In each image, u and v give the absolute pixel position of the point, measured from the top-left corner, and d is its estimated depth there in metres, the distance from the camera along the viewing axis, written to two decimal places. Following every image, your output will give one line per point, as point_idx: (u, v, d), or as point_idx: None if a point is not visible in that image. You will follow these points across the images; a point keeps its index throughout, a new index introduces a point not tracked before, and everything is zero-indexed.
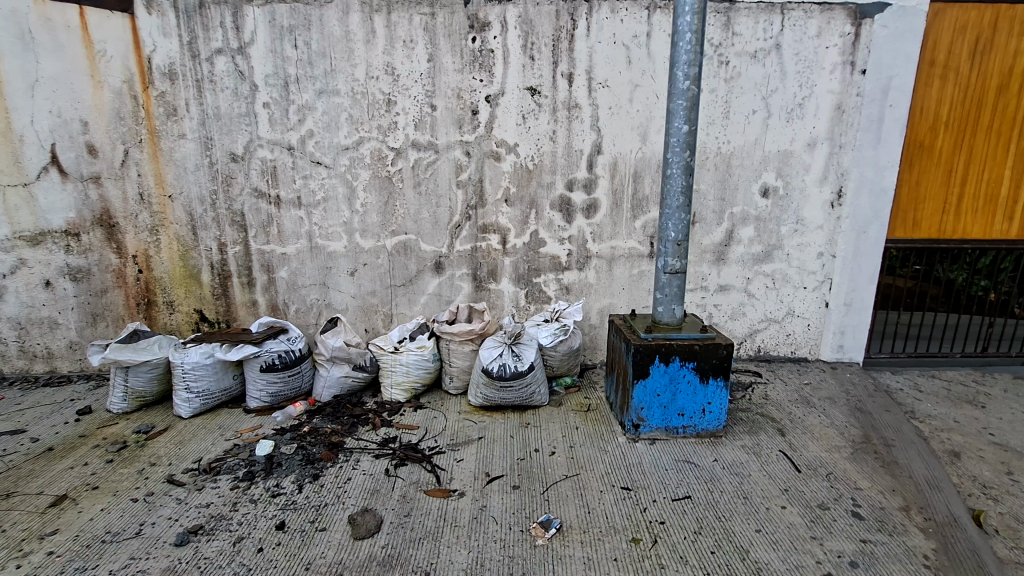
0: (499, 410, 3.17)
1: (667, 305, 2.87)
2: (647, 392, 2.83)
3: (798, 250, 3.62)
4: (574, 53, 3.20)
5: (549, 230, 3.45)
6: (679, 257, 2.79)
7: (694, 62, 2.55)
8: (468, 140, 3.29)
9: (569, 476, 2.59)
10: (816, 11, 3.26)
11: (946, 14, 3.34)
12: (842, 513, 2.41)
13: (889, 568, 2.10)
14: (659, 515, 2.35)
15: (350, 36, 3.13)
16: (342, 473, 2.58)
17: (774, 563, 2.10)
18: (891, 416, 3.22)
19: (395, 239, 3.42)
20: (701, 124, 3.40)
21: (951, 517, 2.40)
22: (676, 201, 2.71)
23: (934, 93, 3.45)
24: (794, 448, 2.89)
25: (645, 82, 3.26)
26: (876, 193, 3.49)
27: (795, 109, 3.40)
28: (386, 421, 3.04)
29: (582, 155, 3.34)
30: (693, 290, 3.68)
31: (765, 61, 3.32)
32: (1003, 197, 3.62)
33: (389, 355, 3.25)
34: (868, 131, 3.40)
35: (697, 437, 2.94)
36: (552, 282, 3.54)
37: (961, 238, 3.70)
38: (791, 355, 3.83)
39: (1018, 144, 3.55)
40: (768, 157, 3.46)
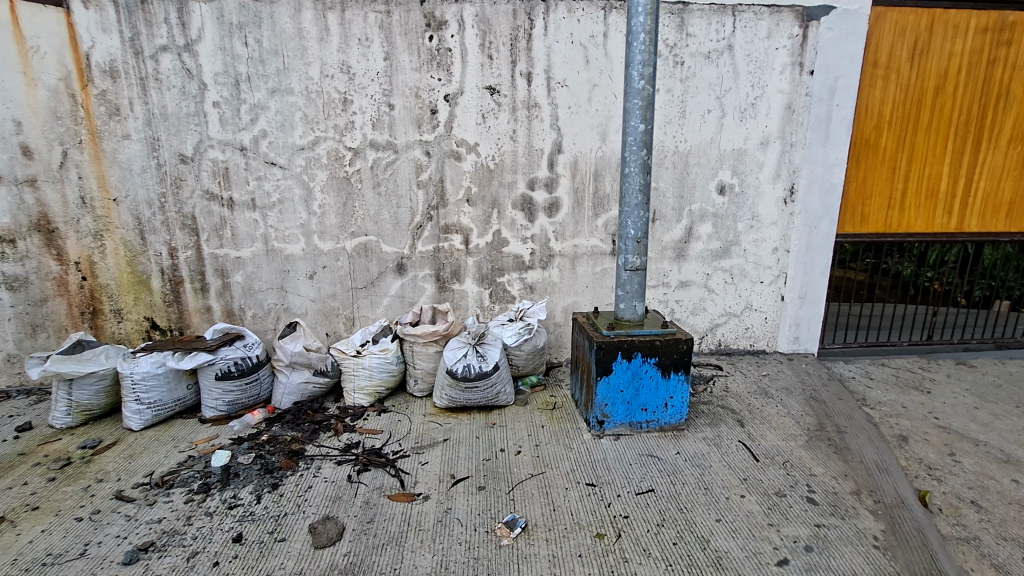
0: (465, 411, 3.15)
1: (628, 302, 2.90)
2: (611, 388, 2.86)
3: (754, 245, 3.72)
4: (532, 52, 3.21)
5: (511, 229, 3.45)
6: (639, 254, 2.82)
7: (649, 62, 2.58)
8: (427, 139, 3.26)
9: (534, 475, 2.60)
10: (766, 13, 3.36)
11: (887, 18, 3.48)
12: (797, 499, 2.49)
13: (841, 550, 2.18)
14: (623, 509, 2.38)
15: (303, 34, 3.06)
16: (303, 481, 2.52)
17: (734, 551, 2.15)
18: (844, 404, 3.35)
19: (354, 240, 3.36)
20: (659, 123, 3.46)
21: (899, 499, 2.51)
22: (635, 199, 2.75)
23: (877, 93, 3.60)
24: (753, 438, 2.97)
25: (603, 81, 3.29)
26: (826, 189, 3.62)
27: (748, 109, 3.49)
28: (349, 427, 2.98)
29: (542, 154, 3.36)
30: (655, 287, 3.73)
31: (718, 61, 3.40)
32: (943, 192, 3.81)
33: (351, 359, 3.19)
34: (817, 130, 3.53)
35: (660, 431, 2.99)
36: (516, 281, 3.54)
37: (905, 231, 3.87)
38: (750, 348, 3.94)
39: (954, 142, 3.74)
40: (724, 155, 3.54)
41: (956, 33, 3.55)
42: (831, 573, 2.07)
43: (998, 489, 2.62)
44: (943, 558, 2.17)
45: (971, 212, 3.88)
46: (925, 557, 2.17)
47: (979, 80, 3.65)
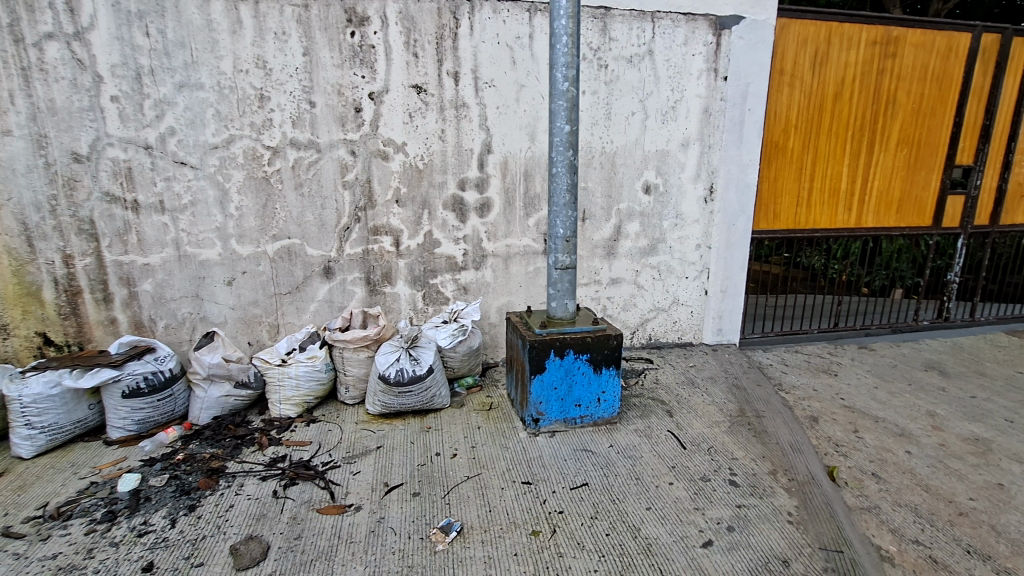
0: (399, 416, 3.09)
1: (560, 300, 2.94)
2: (545, 386, 2.89)
3: (679, 242, 3.89)
4: (458, 51, 3.19)
5: (442, 230, 3.41)
6: (568, 253, 2.87)
7: (572, 64, 2.63)
8: (352, 139, 3.16)
9: (470, 477, 2.58)
10: (682, 20, 3.52)
11: (791, 29, 3.75)
12: (721, 482, 2.62)
13: (760, 528, 2.32)
14: (558, 505, 2.41)
15: (212, 25, 2.88)
16: (223, 501, 2.37)
17: (662, 537, 2.24)
18: (762, 390, 3.56)
19: (277, 243, 3.20)
20: (585, 124, 3.53)
21: (810, 475, 2.70)
22: (563, 199, 2.79)
23: (783, 99, 3.86)
24: (681, 427, 3.10)
25: (530, 82, 3.33)
26: (742, 188, 3.84)
27: (669, 112, 3.64)
28: (275, 440, 2.84)
29: (471, 154, 3.35)
30: (587, 285, 3.81)
31: (639, 65, 3.52)
32: (843, 191, 4.15)
33: (276, 369, 3.04)
34: (732, 133, 3.73)
35: (594, 425, 3.06)
36: (449, 282, 3.51)
37: (812, 227, 4.18)
38: (678, 340, 4.11)
39: (852, 145, 4.07)
40: (648, 156, 3.68)
41: (851, 45, 3.87)
42: (751, 549, 2.19)
43: (894, 461, 2.88)
44: (848, 527, 2.36)
45: (868, 209, 4.24)
46: (832, 527, 2.35)
47: (871, 88, 4.00)
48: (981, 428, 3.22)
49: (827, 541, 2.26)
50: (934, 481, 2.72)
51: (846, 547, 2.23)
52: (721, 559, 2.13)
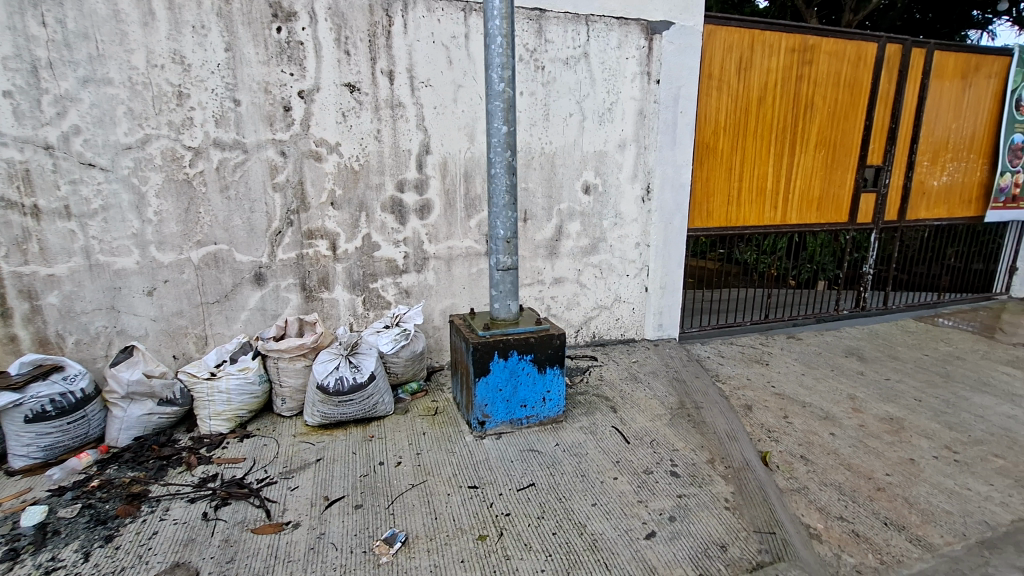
0: (340, 426, 2.98)
1: (502, 302, 2.93)
2: (489, 388, 2.87)
3: (619, 241, 3.97)
4: (392, 50, 3.12)
5: (381, 232, 3.33)
6: (509, 254, 2.86)
7: (507, 65, 2.63)
8: (281, 139, 3.03)
9: (415, 485, 2.53)
10: (615, 24, 3.60)
11: (717, 35, 3.91)
12: (662, 474, 2.70)
13: (699, 516, 2.40)
14: (505, 507, 2.40)
15: (120, 17, 2.67)
16: (145, 528, 2.19)
17: (607, 532, 2.27)
18: (701, 381, 3.70)
19: (202, 250, 3.01)
20: (524, 125, 3.54)
21: (745, 462, 2.82)
22: (502, 200, 2.78)
23: (712, 102, 4.03)
24: (624, 421, 3.17)
25: (468, 82, 3.31)
26: (677, 188, 3.97)
27: (605, 113, 3.71)
28: (204, 458, 2.67)
29: (409, 155, 3.28)
30: (531, 285, 3.82)
31: (575, 68, 3.57)
32: (769, 190, 4.38)
33: (204, 383, 2.87)
34: (666, 134, 3.85)
35: (540, 425, 3.08)
36: (390, 286, 3.43)
37: (742, 225, 4.39)
38: (621, 337, 4.20)
39: (775, 146, 4.31)
40: (586, 156, 3.74)
41: (772, 52, 4.09)
42: (692, 537, 2.27)
43: (820, 443, 3.06)
44: (780, 509, 2.48)
45: (792, 207, 4.51)
46: (765, 510, 2.46)
47: (791, 93, 4.24)
48: (894, 408, 3.48)
49: (761, 524, 2.36)
50: (855, 460, 2.91)
51: (778, 528, 2.34)
52: (663, 548, 2.19)
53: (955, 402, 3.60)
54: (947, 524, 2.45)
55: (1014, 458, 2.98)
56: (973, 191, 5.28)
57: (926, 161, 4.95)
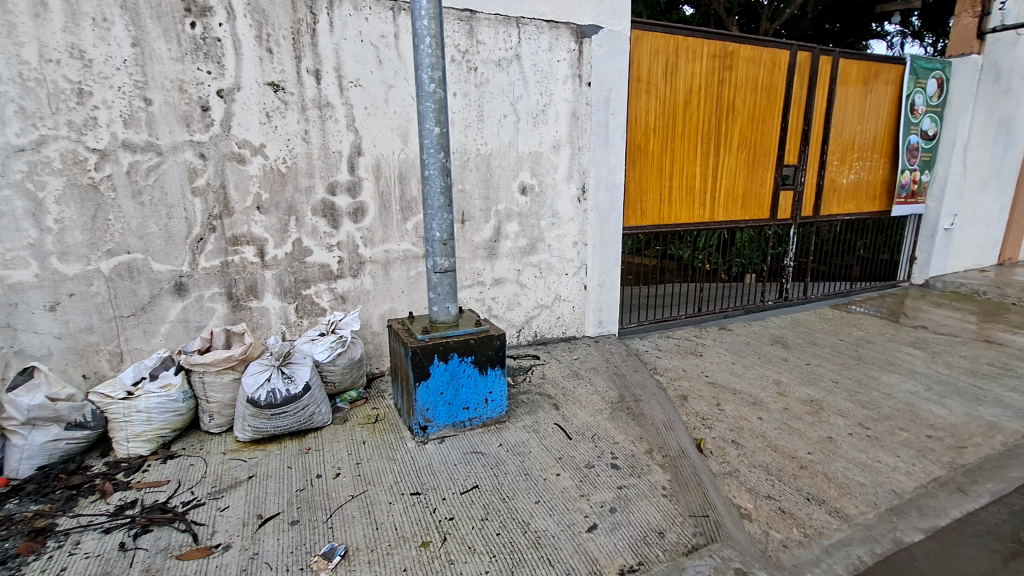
0: (274, 441, 2.86)
1: (441, 304, 2.90)
2: (430, 392, 2.84)
3: (557, 240, 4.03)
4: (317, 48, 3.03)
5: (312, 237, 3.22)
6: (446, 256, 2.84)
7: (437, 66, 2.60)
8: (200, 140, 2.87)
9: (355, 496, 2.46)
10: (546, 27, 3.65)
11: (644, 40, 4.06)
12: (603, 467, 2.76)
13: (638, 505, 2.48)
14: (448, 512, 2.37)
15: (5, 6, 2.42)
16: (52, 565, 2.01)
17: (551, 528, 2.30)
18: (639, 374, 3.82)
19: (113, 260, 2.80)
20: (458, 126, 3.53)
21: (681, 450, 2.94)
22: (437, 201, 2.75)
23: (642, 105, 4.18)
24: (567, 418, 3.22)
25: (399, 83, 3.27)
26: (611, 188, 4.08)
27: (539, 115, 3.76)
28: (121, 484, 2.48)
29: (340, 156, 3.20)
30: (471, 286, 3.80)
31: (508, 69, 3.60)
32: (698, 189, 4.59)
33: (120, 404, 2.66)
34: (599, 135, 3.95)
35: (483, 426, 3.07)
36: (325, 292, 3.32)
37: (674, 222, 4.57)
38: (563, 335, 4.27)
39: (702, 147, 4.52)
40: (522, 157, 3.77)
41: (695, 57, 4.28)
42: (631, 527, 2.33)
43: (749, 427, 3.24)
44: (713, 492, 2.60)
45: (719, 205, 4.74)
46: (699, 494, 2.57)
47: (714, 97, 4.46)
48: (814, 390, 3.74)
49: (695, 508, 2.47)
50: (780, 441, 3.10)
51: (711, 511, 2.45)
52: (604, 540, 2.24)
53: (867, 382, 3.91)
54: (860, 495, 2.66)
55: (917, 430, 3.27)
56: (878, 188, 5.75)
57: (836, 160, 5.35)
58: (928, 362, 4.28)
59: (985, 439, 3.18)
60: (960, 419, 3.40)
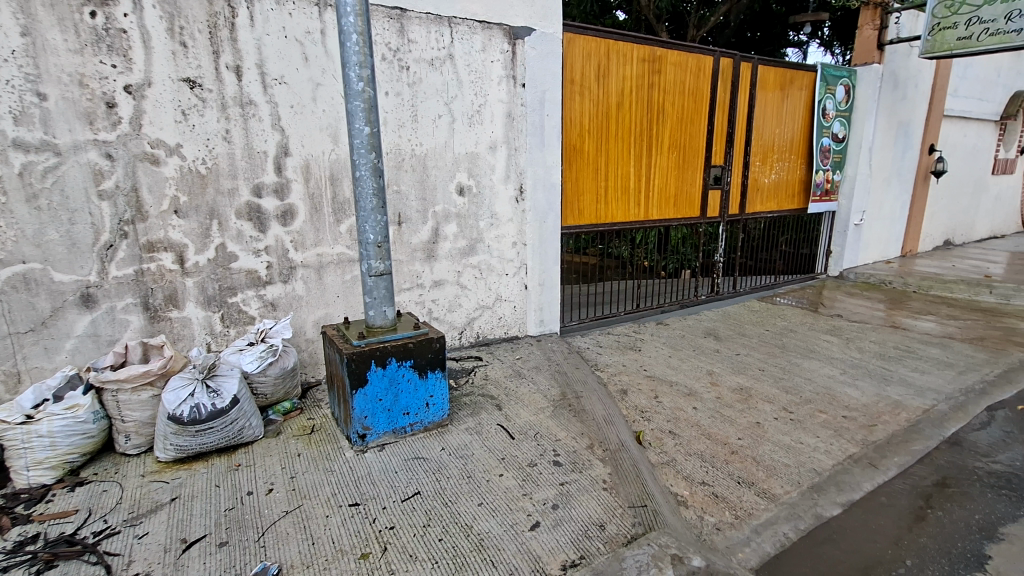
0: (201, 459, 2.69)
1: (377, 308, 2.83)
2: (368, 399, 2.77)
3: (496, 241, 4.04)
4: (237, 43, 2.88)
5: (238, 241, 3.06)
6: (381, 259, 2.77)
7: (365, 64, 2.53)
8: (105, 139, 2.65)
9: (290, 511, 2.35)
10: (478, 28, 3.65)
11: (576, 43, 4.14)
12: (546, 464, 2.79)
13: (580, 500, 2.52)
14: (388, 521, 2.31)
15: None
16: None
17: (494, 529, 2.29)
18: (581, 371, 3.89)
19: (6, 270, 2.53)
20: (391, 126, 3.46)
21: (621, 443, 3.01)
22: (370, 203, 2.68)
23: (576, 106, 4.26)
24: (509, 418, 3.23)
25: (327, 81, 3.18)
26: (548, 188, 4.14)
27: (474, 115, 3.75)
28: (21, 518, 2.25)
29: (266, 157, 3.07)
30: (410, 289, 3.74)
31: (441, 69, 3.56)
32: (632, 188, 4.74)
33: (18, 429, 2.40)
34: (534, 136, 3.99)
35: (424, 431, 3.03)
36: (253, 299, 3.17)
37: (610, 222, 4.69)
38: (505, 335, 4.28)
39: (635, 148, 4.66)
40: (458, 158, 3.74)
41: (626, 61, 4.42)
42: (573, 522, 2.37)
43: (684, 417, 3.37)
44: (651, 482, 2.68)
45: (652, 204, 4.91)
46: (638, 484, 2.65)
47: (645, 100, 4.62)
48: (743, 379, 3.95)
49: (634, 499, 2.53)
50: (712, 429, 3.25)
51: (649, 501, 2.53)
52: (547, 537, 2.26)
53: (790, 369, 4.17)
54: (786, 476, 2.82)
55: (834, 411, 3.52)
56: (796, 187, 6.14)
57: (758, 161, 5.67)
58: (844, 347, 4.62)
59: (892, 417, 3.46)
60: (871, 399, 3.69)
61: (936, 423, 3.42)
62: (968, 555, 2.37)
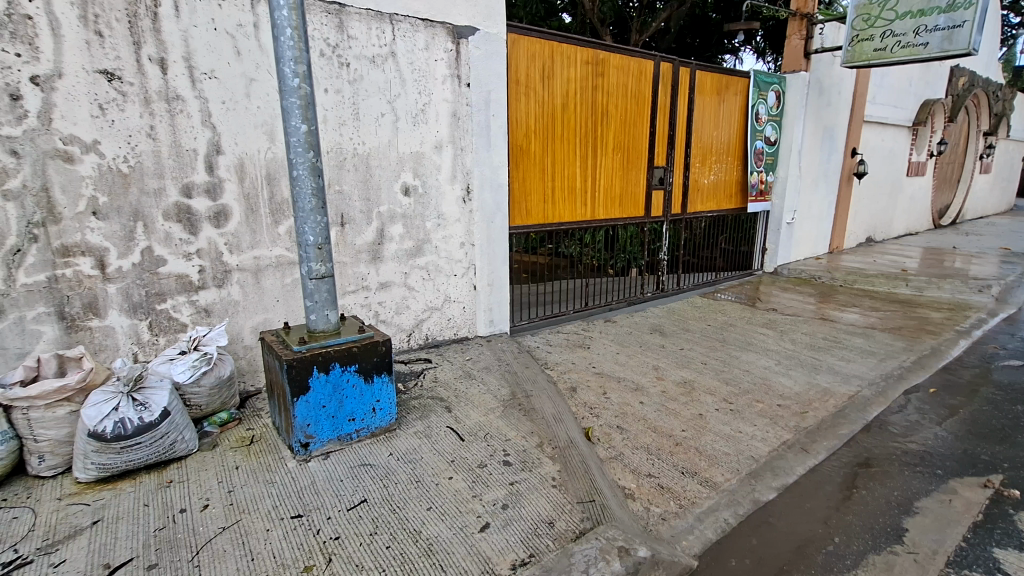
0: (127, 477, 2.51)
1: (319, 312, 2.73)
2: (311, 406, 2.68)
3: (444, 241, 4.00)
4: (160, 35, 2.72)
5: (165, 245, 2.89)
6: (322, 261, 2.68)
7: (301, 59, 2.44)
8: (10, 135, 2.43)
9: (227, 527, 2.23)
10: (421, 26, 3.60)
11: (520, 44, 4.16)
12: (496, 465, 2.79)
13: (530, 498, 2.53)
14: (333, 531, 2.24)
15: None
16: None
17: (443, 533, 2.27)
18: (531, 370, 3.91)
19: None
20: (331, 124, 3.36)
21: (570, 440, 3.04)
22: (309, 204, 2.59)
23: (521, 107, 4.29)
24: (459, 420, 3.21)
25: (261, 76, 3.05)
26: (495, 188, 4.14)
27: (419, 114, 3.70)
28: None
29: (196, 155, 2.91)
30: (355, 292, 3.64)
31: (383, 66, 3.49)
32: (579, 188, 4.81)
33: None
34: (480, 136, 3.98)
35: (371, 437, 2.96)
36: (185, 305, 3.00)
37: (558, 221, 4.75)
38: (454, 337, 4.25)
39: (580, 149, 4.74)
40: (403, 157, 3.68)
41: (570, 63, 4.48)
42: (523, 521, 2.37)
43: (631, 412, 3.45)
44: (599, 477, 2.73)
45: (598, 204, 5.01)
46: (586, 479, 2.69)
47: (589, 102, 4.71)
48: (687, 372, 4.09)
49: (583, 494, 2.57)
50: (658, 422, 3.34)
51: (597, 495, 2.57)
52: (496, 537, 2.26)
53: (729, 361, 4.35)
54: (726, 464, 2.94)
55: (770, 400, 3.71)
56: (733, 188, 6.42)
57: (698, 163, 5.89)
58: (778, 339, 4.87)
59: (821, 404, 3.68)
60: (802, 388, 3.91)
61: (860, 407, 3.67)
62: (888, 529, 2.56)
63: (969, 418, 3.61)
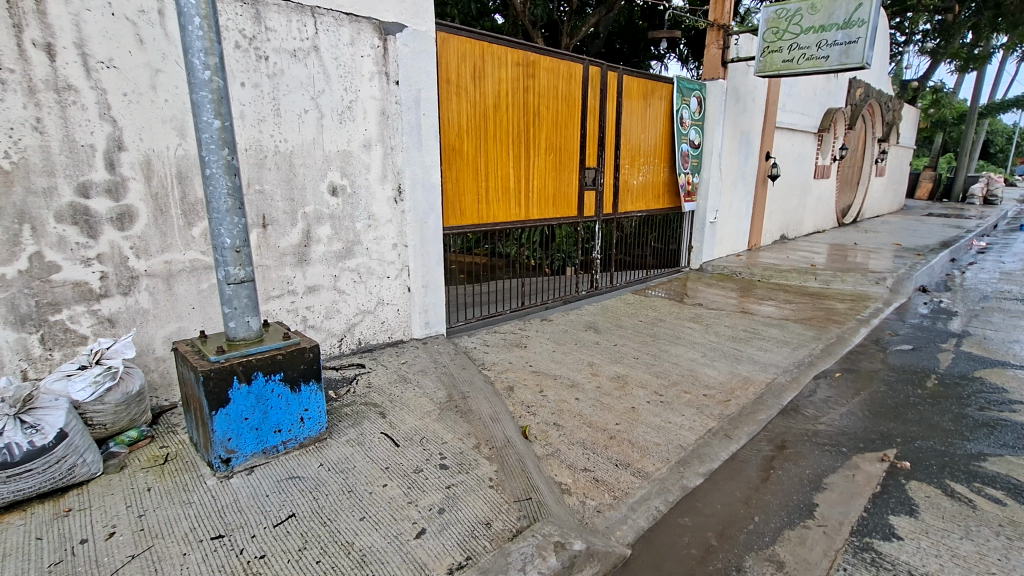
0: (16, 509, 2.25)
1: (239, 319, 2.57)
2: (231, 419, 2.52)
3: (376, 242, 3.90)
4: (47, 18, 2.46)
5: (59, 249, 2.62)
6: (241, 265, 2.53)
7: (211, 51, 2.29)
8: None
9: (137, 555, 2.06)
10: (345, 20, 3.48)
11: (450, 43, 4.13)
12: (432, 469, 2.75)
13: (467, 500, 2.52)
14: (258, 550, 2.12)
15: None
16: None
17: (377, 543, 2.20)
18: (467, 371, 3.89)
19: None
20: (249, 120, 3.18)
21: (507, 439, 3.05)
22: (224, 204, 2.44)
23: (453, 107, 4.26)
24: (394, 425, 3.13)
25: (169, 67, 2.84)
26: (427, 188, 4.08)
27: (345, 112, 3.57)
28: None
29: (93, 151, 2.66)
30: (280, 296, 3.47)
31: (305, 61, 3.35)
32: (513, 188, 4.84)
33: None
34: (410, 136, 3.91)
35: (300, 448, 2.83)
36: (84, 315, 2.74)
37: (493, 221, 4.76)
38: (389, 340, 4.16)
39: (513, 149, 4.78)
40: (329, 156, 3.55)
41: (500, 63, 4.50)
42: (460, 524, 2.35)
43: (567, 408, 3.52)
44: (536, 474, 2.75)
45: (532, 204, 5.07)
46: (523, 477, 2.71)
47: (521, 103, 4.75)
48: (620, 367, 4.22)
49: (520, 492, 2.58)
50: (593, 417, 3.42)
51: (534, 493, 2.59)
52: (433, 542, 2.22)
53: (659, 355, 4.54)
54: (657, 454, 3.06)
55: (696, 391, 3.90)
56: (660, 188, 6.70)
57: (627, 164, 6.09)
58: (704, 332, 5.13)
59: (742, 392, 3.91)
60: (725, 377, 4.14)
61: (776, 393, 3.93)
62: (801, 506, 2.75)
63: (869, 399, 3.97)
